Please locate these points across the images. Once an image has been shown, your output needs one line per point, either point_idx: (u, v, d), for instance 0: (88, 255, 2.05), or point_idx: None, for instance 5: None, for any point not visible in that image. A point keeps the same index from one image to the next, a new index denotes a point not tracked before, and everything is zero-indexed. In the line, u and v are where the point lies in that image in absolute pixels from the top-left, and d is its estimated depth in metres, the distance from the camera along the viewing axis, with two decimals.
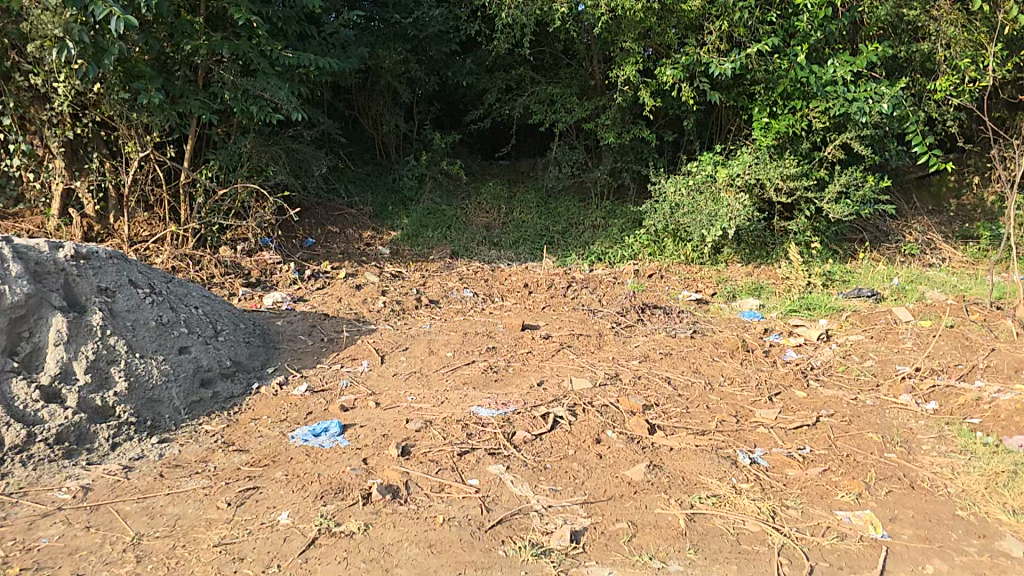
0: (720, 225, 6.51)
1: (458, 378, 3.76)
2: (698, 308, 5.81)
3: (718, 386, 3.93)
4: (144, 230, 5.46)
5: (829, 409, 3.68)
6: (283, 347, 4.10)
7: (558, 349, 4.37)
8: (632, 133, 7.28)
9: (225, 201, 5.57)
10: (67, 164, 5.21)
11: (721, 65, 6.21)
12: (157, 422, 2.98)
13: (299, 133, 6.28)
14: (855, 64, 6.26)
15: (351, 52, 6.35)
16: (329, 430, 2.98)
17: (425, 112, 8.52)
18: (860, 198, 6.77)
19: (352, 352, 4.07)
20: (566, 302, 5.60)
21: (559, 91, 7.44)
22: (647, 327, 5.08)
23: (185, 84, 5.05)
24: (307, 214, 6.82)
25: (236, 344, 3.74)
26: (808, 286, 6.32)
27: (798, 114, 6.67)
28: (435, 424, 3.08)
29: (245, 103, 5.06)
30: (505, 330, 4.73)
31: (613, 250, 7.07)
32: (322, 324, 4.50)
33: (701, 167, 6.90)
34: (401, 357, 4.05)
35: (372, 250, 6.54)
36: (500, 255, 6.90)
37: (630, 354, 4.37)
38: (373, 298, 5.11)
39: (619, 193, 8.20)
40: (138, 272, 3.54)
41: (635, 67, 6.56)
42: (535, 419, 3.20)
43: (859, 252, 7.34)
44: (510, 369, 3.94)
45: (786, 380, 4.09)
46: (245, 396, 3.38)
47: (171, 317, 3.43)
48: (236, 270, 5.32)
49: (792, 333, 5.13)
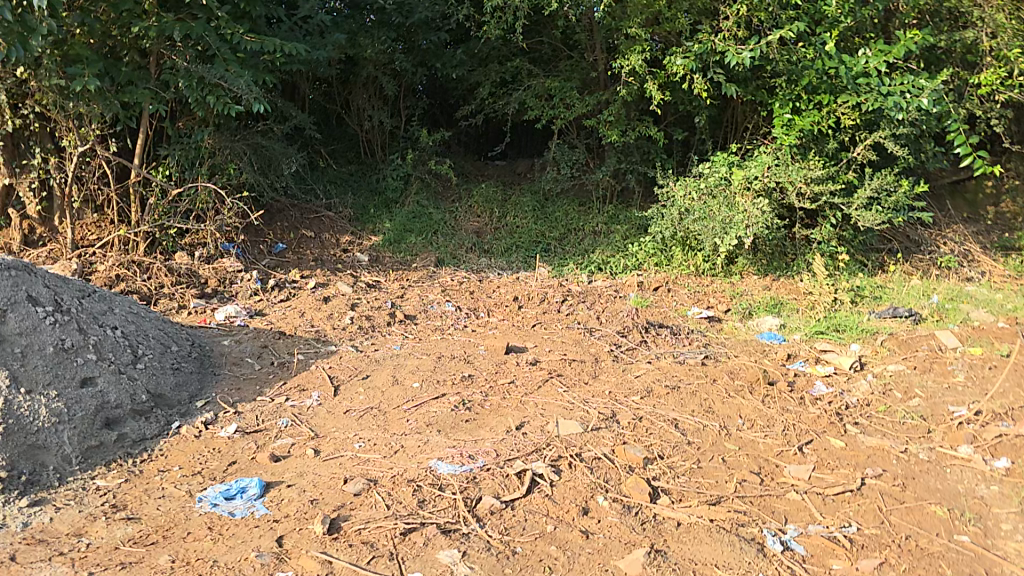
0: (735, 234, 5.92)
1: (421, 417, 3.16)
2: (710, 328, 5.29)
3: (736, 431, 3.50)
4: (90, 233, 4.87)
5: (875, 467, 3.26)
6: (225, 373, 3.46)
7: (545, 378, 3.84)
8: (637, 130, 6.64)
9: (183, 201, 4.95)
10: (6, 160, 4.62)
11: (738, 54, 5.55)
12: (35, 477, 2.37)
13: (271, 128, 5.66)
14: (891, 53, 5.66)
15: (328, 40, 5.75)
16: (246, 490, 2.37)
17: (414, 108, 7.96)
18: (894, 204, 6.20)
19: (301, 382, 3.46)
20: (558, 319, 5.06)
21: (558, 85, 6.78)
22: (652, 351, 4.57)
23: (135, 70, 4.46)
24: (279, 217, 6.23)
25: (161, 373, 3.07)
26: (834, 303, 5.78)
27: (824, 110, 6.03)
28: (380, 485, 2.47)
29: (200, 93, 4.45)
30: (486, 353, 4.19)
31: (615, 260, 6.48)
32: (274, 345, 3.90)
33: (715, 168, 6.31)
34: (359, 389, 3.44)
35: (349, 257, 5.97)
36: (490, 263, 6.32)
37: (631, 387, 3.89)
38: (340, 313, 4.54)
39: (623, 197, 7.58)
40: (43, 285, 2.87)
41: (641, 56, 5.93)
42: (506, 478, 2.62)
43: (890, 265, 6.71)
44: (486, 406, 3.36)
45: (819, 425, 3.71)
46: (159, 439, 2.72)
47: (77, 340, 2.77)
48: (191, 278, 4.71)
49: (819, 360, 4.71)
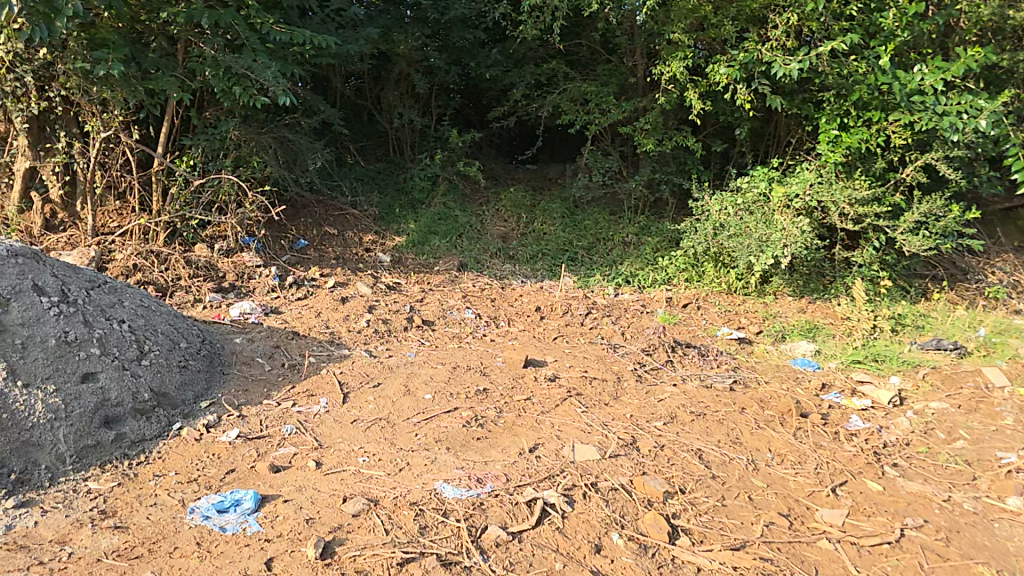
0: (771, 253, 5.67)
1: (431, 432, 3.03)
2: (740, 350, 5.11)
3: (765, 466, 3.34)
4: (112, 221, 4.83)
5: (916, 517, 3.03)
6: (234, 373, 3.36)
7: (564, 397, 3.72)
8: (674, 140, 6.43)
9: (205, 192, 4.91)
10: (32, 143, 4.61)
11: (786, 65, 5.30)
12: (26, 475, 2.28)
13: (298, 122, 5.62)
14: (948, 71, 5.29)
15: (359, 35, 5.70)
16: (240, 504, 2.25)
17: (445, 107, 7.87)
18: (941, 230, 5.92)
19: (310, 387, 3.34)
20: (582, 333, 4.92)
21: (594, 89, 6.60)
22: (678, 373, 4.44)
23: (162, 57, 4.44)
24: (303, 213, 6.19)
25: (167, 370, 2.98)
26: (873, 330, 5.53)
27: (873, 127, 5.73)
28: (381, 508, 2.33)
29: (228, 83, 4.43)
30: (503, 365, 4.07)
31: (643, 273, 6.29)
32: (287, 346, 3.80)
33: (753, 184, 6.13)
34: (369, 397, 3.32)
35: (371, 256, 5.89)
36: (513, 270, 6.18)
37: (653, 412, 3.74)
38: (357, 314, 4.45)
39: (655, 208, 7.39)
40: (50, 276, 2.83)
41: (683, 63, 5.71)
42: (516, 507, 2.46)
43: (934, 292, 6.46)
44: (500, 424, 3.25)
45: (856, 465, 3.53)
46: (158, 441, 2.62)
47: (81, 334, 2.70)
48: (208, 272, 4.66)
49: (855, 393, 4.52)
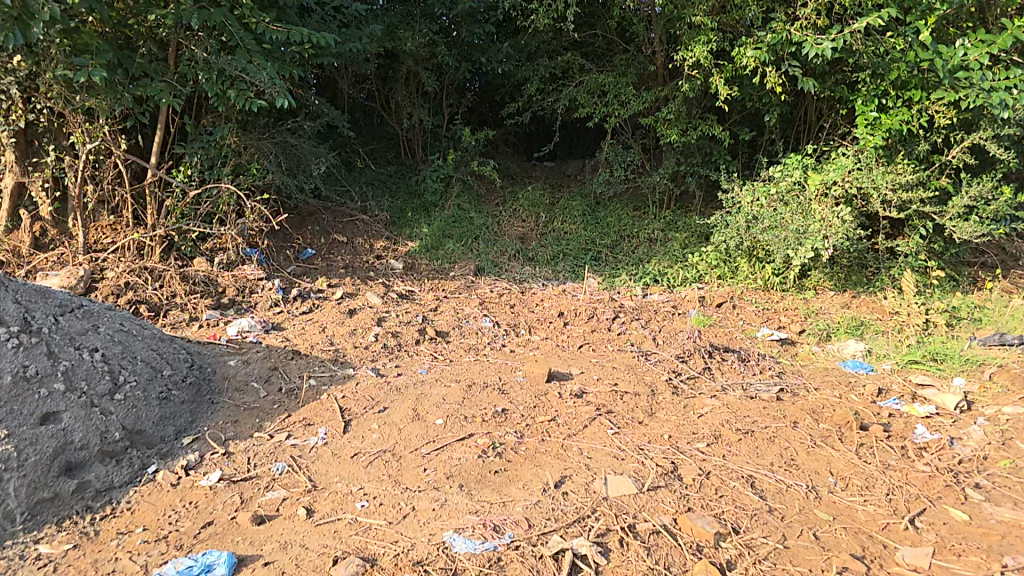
0: (811, 246, 5.18)
1: (442, 466, 2.67)
2: (784, 353, 4.65)
3: (828, 494, 2.91)
4: (105, 236, 4.55)
5: (1015, 554, 2.56)
6: (224, 401, 3.03)
7: (593, 416, 3.31)
8: (700, 129, 5.96)
9: (203, 203, 4.63)
10: (18, 158, 4.34)
11: (818, 44, 4.79)
12: None
13: (300, 126, 5.31)
14: (995, 44, 4.81)
15: (363, 32, 5.37)
16: (212, 570, 1.91)
17: (457, 105, 7.50)
18: (993, 214, 5.49)
19: (308, 416, 2.99)
20: (609, 339, 4.51)
21: (612, 79, 6.16)
22: (718, 382, 4.00)
23: (151, 62, 4.13)
24: (309, 221, 5.88)
25: (145, 403, 2.66)
26: (927, 326, 5.05)
27: (914, 108, 5.30)
28: (378, 570, 1.97)
29: (221, 86, 4.12)
30: (524, 381, 3.69)
31: (673, 271, 5.86)
32: (285, 367, 3.46)
33: (787, 171, 5.62)
34: (372, 427, 2.95)
35: (383, 263, 5.57)
36: (534, 272, 5.79)
37: (695, 431, 3.31)
38: (365, 328, 4.11)
39: (681, 202, 6.94)
40: (10, 302, 2.52)
41: (707, 47, 5.22)
42: (540, 562, 2.10)
43: (986, 281, 6.15)
44: (522, 453, 2.87)
45: (932, 489, 3.05)
46: (127, 490, 2.31)
47: (42, 369, 2.39)
48: (207, 287, 4.35)
49: (916, 398, 4.06)
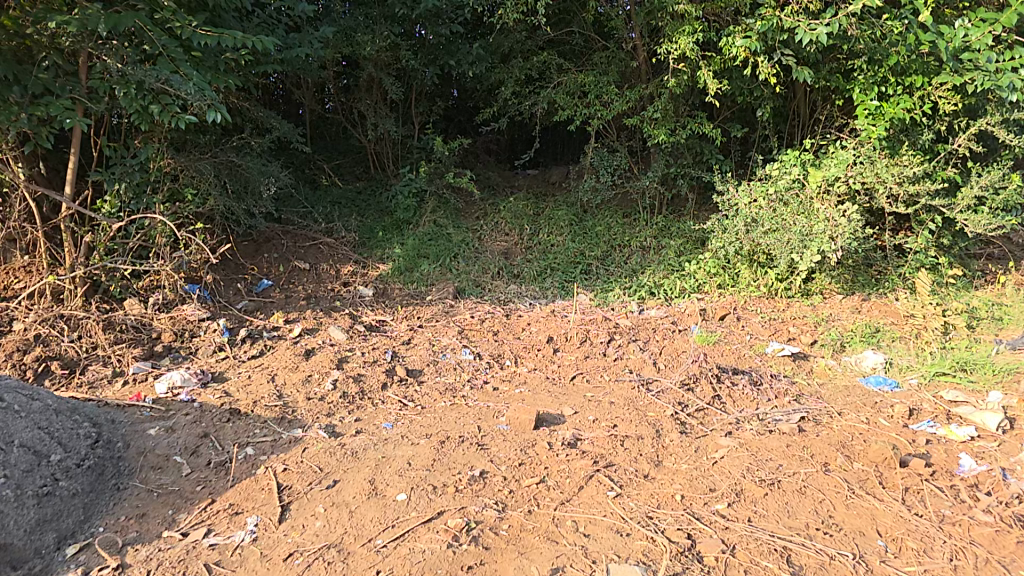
0: (816, 249, 4.66)
1: (401, 566, 2.10)
2: (798, 370, 4.11)
3: (880, 565, 2.35)
4: (17, 280, 3.99)
5: None
6: (131, 487, 2.49)
7: (590, 474, 2.75)
8: (689, 128, 5.45)
9: (132, 237, 4.07)
10: None
11: (812, 30, 4.28)
12: None
13: (246, 143, 4.74)
14: (997, 22, 4.29)
15: (312, 36, 4.82)
16: None
17: (428, 113, 6.96)
18: (1003, 204, 5.04)
19: (237, 501, 2.42)
20: (605, 368, 3.95)
21: (593, 78, 5.65)
22: (732, 414, 3.45)
23: (55, 77, 3.57)
24: (267, 248, 5.32)
25: (15, 507, 2.15)
26: (949, 330, 4.54)
27: (915, 94, 4.83)
28: None
29: (142, 102, 3.57)
30: (508, 430, 3.12)
31: (670, 282, 5.33)
32: (219, 432, 2.87)
33: (785, 169, 5.10)
34: (316, 511, 2.37)
35: (349, 290, 4.99)
36: (519, 291, 5.25)
37: (711, 486, 2.75)
38: (322, 373, 3.52)
39: (674, 206, 6.44)
40: None
41: (691, 38, 4.70)
42: None
43: (1002, 274, 5.68)
44: (503, 534, 2.32)
45: (1003, 546, 2.50)
46: None
47: None
48: (138, 334, 3.78)
49: (952, 418, 3.53)
